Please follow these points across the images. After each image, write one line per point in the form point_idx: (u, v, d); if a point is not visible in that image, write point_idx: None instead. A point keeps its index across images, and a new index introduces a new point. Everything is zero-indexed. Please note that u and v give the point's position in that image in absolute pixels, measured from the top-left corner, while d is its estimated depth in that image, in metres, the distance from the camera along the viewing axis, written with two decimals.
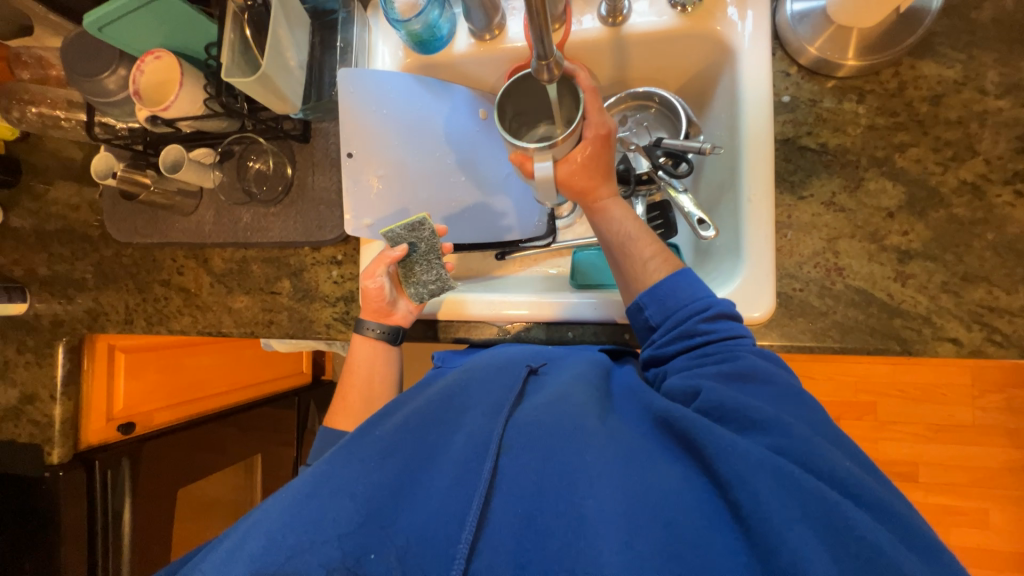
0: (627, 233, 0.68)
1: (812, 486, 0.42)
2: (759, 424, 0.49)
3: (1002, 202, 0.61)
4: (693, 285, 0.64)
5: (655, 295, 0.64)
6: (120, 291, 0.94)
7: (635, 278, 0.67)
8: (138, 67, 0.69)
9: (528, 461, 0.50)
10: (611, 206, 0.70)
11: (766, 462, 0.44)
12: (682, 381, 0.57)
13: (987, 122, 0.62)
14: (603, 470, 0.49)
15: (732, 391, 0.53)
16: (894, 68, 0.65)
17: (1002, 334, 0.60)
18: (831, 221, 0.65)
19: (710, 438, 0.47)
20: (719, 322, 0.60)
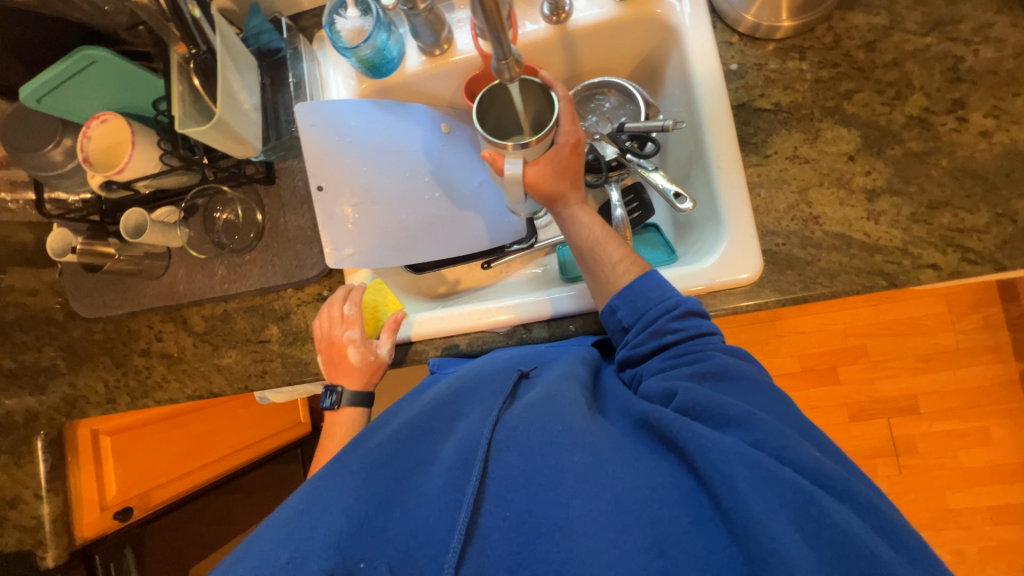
0: (596, 237, 0.70)
1: (788, 476, 0.44)
2: (733, 420, 0.50)
3: (948, 129, 0.65)
4: (662, 286, 0.63)
5: (626, 296, 0.64)
6: (97, 369, 0.89)
7: (607, 278, 0.67)
8: (84, 134, 0.67)
9: (513, 464, 0.51)
10: (576, 213, 0.71)
11: (745, 456, 0.45)
12: (658, 382, 0.58)
13: (920, 60, 0.66)
14: (587, 470, 0.48)
15: (705, 389, 0.54)
16: (826, 23, 0.69)
17: (974, 252, 0.63)
18: (799, 174, 0.68)
19: (692, 437, 0.48)
20: (689, 321, 0.60)
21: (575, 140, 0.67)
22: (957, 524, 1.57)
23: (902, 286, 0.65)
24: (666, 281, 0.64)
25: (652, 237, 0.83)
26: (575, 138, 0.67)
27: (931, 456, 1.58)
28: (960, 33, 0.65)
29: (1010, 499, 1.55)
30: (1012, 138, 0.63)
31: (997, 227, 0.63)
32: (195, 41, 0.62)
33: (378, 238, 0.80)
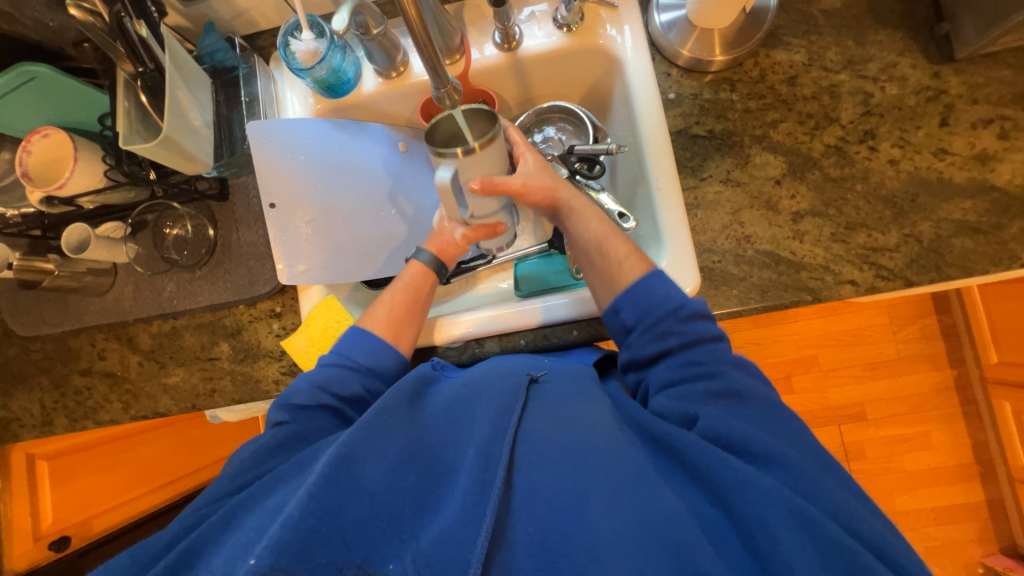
0: (598, 235, 0.69)
1: (828, 530, 0.46)
2: (761, 458, 0.52)
3: (861, 157, 0.71)
4: (665, 284, 0.65)
5: (630, 296, 0.65)
6: (32, 390, 0.85)
7: (614, 275, 0.67)
8: (24, 147, 0.66)
9: (544, 477, 0.52)
10: (585, 209, 0.71)
11: (784, 502, 0.47)
12: (673, 401, 0.59)
13: (836, 94, 0.72)
14: (616, 495, 0.50)
15: (723, 413, 0.55)
16: (754, 58, 0.75)
17: (887, 269, 0.69)
18: (731, 196, 0.73)
19: (724, 473, 0.50)
20: (692, 322, 0.62)
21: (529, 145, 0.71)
22: (904, 525, 1.64)
23: (824, 299, 0.70)
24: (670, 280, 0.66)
25: None
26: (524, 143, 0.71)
27: (879, 460, 1.67)
28: (869, 72, 0.72)
29: (950, 500, 1.64)
30: (915, 166, 0.70)
31: (905, 246, 0.69)
32: (142, 59, 0.62)
33: (332, 254, 0.80)
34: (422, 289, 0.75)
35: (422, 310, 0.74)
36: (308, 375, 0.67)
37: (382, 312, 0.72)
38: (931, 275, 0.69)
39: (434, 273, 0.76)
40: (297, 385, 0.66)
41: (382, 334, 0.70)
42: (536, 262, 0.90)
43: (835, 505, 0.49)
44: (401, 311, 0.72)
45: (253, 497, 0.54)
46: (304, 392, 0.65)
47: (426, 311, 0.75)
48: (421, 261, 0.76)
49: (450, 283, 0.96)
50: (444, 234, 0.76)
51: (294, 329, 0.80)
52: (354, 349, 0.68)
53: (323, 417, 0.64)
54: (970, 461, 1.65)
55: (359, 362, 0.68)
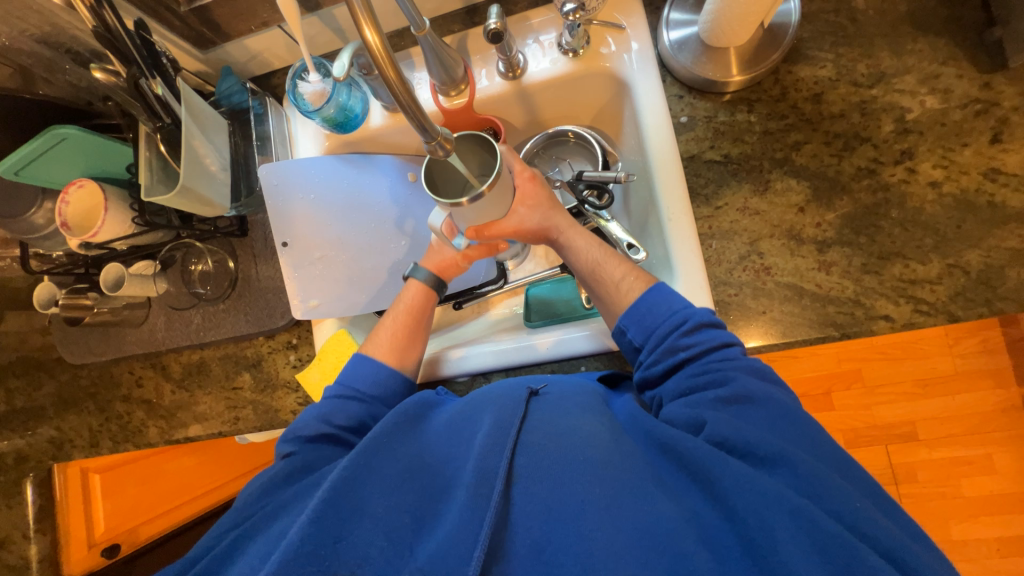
0: (595, 258, 0.70)
1: (829, 526, 0.42)
2: (766, 460, 0.48)
3: (897, 179, 0.65)
4: (668, 299, 0.63)
5: (634, 317, 0.63)
6: (82, 414, 0.92)
7: (612, 299, 0.68)
8: (62, 200, 0.71)
9: (538, 494, 0.50)
10: (576, 234, 0.73)
11: (785, 504, 0.44)
12: (680, 409, 0.56)
13: (868, 111, 0.66)
14: (610, 505, 0.47)
15: (732, 419, 0.52)
16: (774, 75, 0.70)
17: (927, 303, 0.63)
18: (749, 225, 0.68)
19: (724, 475, 0.47)
20: (699, 334, 0.60)
21: (529, 172, 0.72)
22: (962, 556, 1.51)
23: (854, 336, 0.65)
24: (674, 292, 0.64)
25: None
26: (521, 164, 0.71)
27: (933, 484, 1.54)
28: (906, 85, 0.66)
29: (1018, 530, 1.48)
30: (961, 188, 0.63)
31: (949, 278, 0.63)
32: (160, 115, 0.65)
33: (344, 287, 0.82)
34: (423, 309, 0.77)
35: (421, 328, 0.76)
36: (317, 407, 0.68)
37: (385, 335, 0.73)
38: (980, 310, 0.62)
39: (432, 293, 0.79)
40: (303, 419, 0.67)
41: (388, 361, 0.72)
42: (548, 288, 0.88)
43: (887, 541, 0.43)
44: (403, 333, 0.74)
45: (258, 526, 0.54)
46: (314, 425, 0.65)
47: (426, 327, 0.77)
48: (420, 281, 0.78)
49: (462, 308, 0.96)
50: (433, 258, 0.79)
51: (310, 360, 0.83)
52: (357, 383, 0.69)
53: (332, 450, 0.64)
54: None
55: (363, 391, 0.69)
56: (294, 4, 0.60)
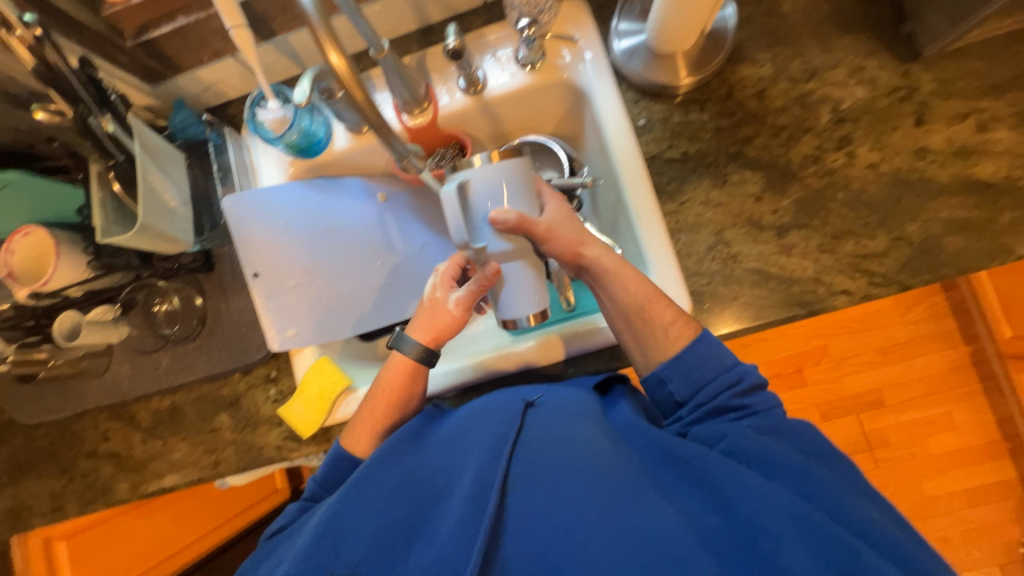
0: (640, 298, 0.62)
1: (831, 531, 0.45)
2: (783, 471, 0.51)
3: (839, 164, 0.70)
4: (719, 352, 0.61)
5: (678, 368, 0.61)
6: (41, 477, 0.86)
7: (655, 343, 0.62)
8: (7, 248, 0.66)
9: (534, 504, 0.50)
10: (621, 265, 0.64)
11: (792, 513, 0.46)
12: (710, 427, 0.57)
13: (807, 103, 0.72)
14: (610, 511, 0.48)
15: (764, 442, 0.54)
16: (719, 76, 0.74)
17: (880, 275, 0.68)
18: (713, 217, 0.72)
19: (733, 483, 0.50)
20: (752, 396, 0.58)
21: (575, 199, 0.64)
22: (937, 511, 1.60)
23: (820, 312, 0.69)
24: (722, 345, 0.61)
25: None
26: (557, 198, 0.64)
27: (903, 446, 1.63)
28: (837, 77, 0.71)
29: (981, 480, 1.59)
30: (896, 168, 0.69)
31: (896, 251, 0.68)
32: (112, 152, 0.63)
33: (321, 313, 0.80)
34: (410, 394, 0.67)
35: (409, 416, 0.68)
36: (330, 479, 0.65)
37: (364, 427, 0.67)
38: (925, 278, 0.67)
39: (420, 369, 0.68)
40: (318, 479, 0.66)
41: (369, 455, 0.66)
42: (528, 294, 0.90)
43: (901, 554, 0.46)
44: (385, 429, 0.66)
45: (259, 555, 0.59)
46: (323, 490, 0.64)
47: (413, 411, 0.69)
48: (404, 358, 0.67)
49: None
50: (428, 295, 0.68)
51: (291, 392, 0.80)
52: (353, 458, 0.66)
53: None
54: (998, 438, 1.60)
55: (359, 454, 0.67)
56: (247, 31, 0.58)
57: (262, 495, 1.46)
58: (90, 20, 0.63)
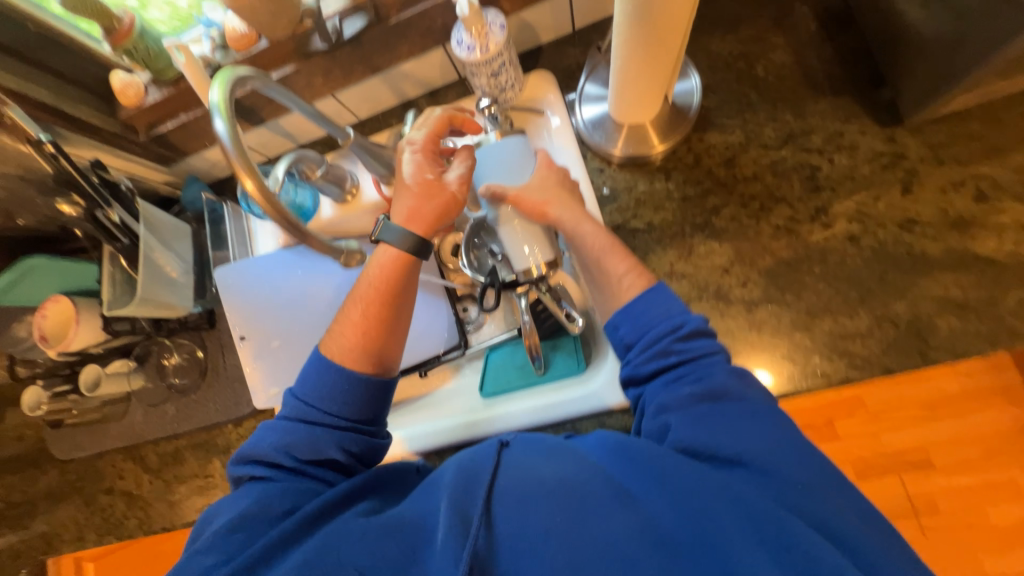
0: (600, 246, 0.61)
1: (795, 529, 0.40)
2: (739, 460, 0.45)
3: (815, 236, 0.66)
4: (668, 302, 0.56)
5: (629, 314, 0.56)
6: (69, 508, 0.96)
7: (610, 293, 0.59)
8: (41, 313, 0.77)
9: (508, 536, 0.44)
10: (578, 221, 0.63)
11: (747, 507, 0.42)
12: (655, 419, 0.52)
13: (779, 172, 0.68)
14: (578, 535, 0.42)
15: (704, 420, 0.48)
16: (686, 144, 0.73)
17: (860, 357, 0.63)
18: (677, 289, 0.70)
19: (691, 478, 0.44)
20: (695, 341, 0.53)
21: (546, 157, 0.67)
22: None
23: (792, 394, 0.64)
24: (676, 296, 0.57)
25: (565, 342, 0.85)
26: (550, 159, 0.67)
27: None
28: (812, 144, 0.68)
29: None
30: (880, 241, 0.64)
31: (880, 331, 0.62)
32: (118, 237, 0.71)
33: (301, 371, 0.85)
34: (400, 296, 0.62)
35: (400, 310, 0.62)
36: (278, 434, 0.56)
37: (350, 330, 0.61)
38: (914, 362, 0.61)
39: (408, 256, 0.62)
40: (263, 438, 0.57)
41: (347, 362, 0.59)
42: (505, 355, 0.91)
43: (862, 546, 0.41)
44: (367, 331, 0.60)
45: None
46: (267, 451, 0.56)
47: (405, 301, 0.63)
48: (393, 244, 0.62)
49: (429, 375, 0.99)
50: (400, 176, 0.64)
51: None
52: (318, 393, 0.58)
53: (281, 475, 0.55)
54: None
55: (325, 411, 0.57)
56: (219, 104, 0.66)
57: None
58: (105, 122, 0.72)
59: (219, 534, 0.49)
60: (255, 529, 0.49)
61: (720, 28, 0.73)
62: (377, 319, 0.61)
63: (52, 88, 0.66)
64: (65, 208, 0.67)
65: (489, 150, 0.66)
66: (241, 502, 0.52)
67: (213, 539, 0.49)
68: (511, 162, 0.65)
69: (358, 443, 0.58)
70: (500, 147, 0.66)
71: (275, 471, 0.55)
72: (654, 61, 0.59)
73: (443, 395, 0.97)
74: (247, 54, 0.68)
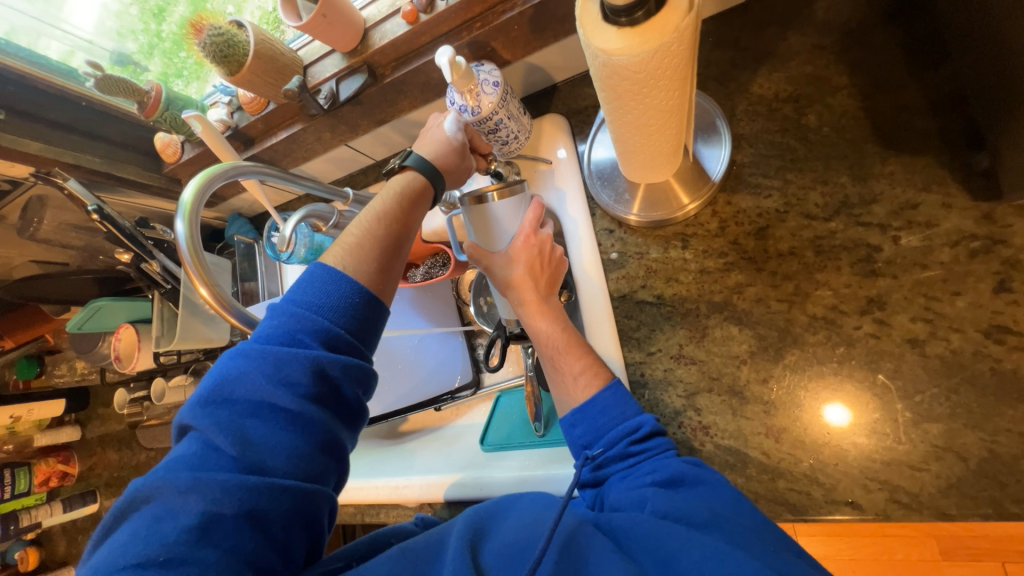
0: (555, 344, 0.62)
1: None
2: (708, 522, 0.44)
3: (863, 333, 0.54)
4: (625, 403, 0.58)
5: (584, 414, 0.59)
6: None
7: (566, 390, 0.61)
8: (117, 337, 0.90)
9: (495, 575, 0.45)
10: (534, 315, 0.63)
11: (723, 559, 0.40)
12: (627, 492, 0.52)
13: (823, 248, 0.56)
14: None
15: (664, 498, 0.48)
16: (711, 206, 0.62)
17: (907, 493, 0.51)
18: (685, 376, 0.62)
19: (667, 539, 0.44)
20: (650, 441, 0.55)
21: (530, 231, 0.63)
22: None
23: (813, 520, 0.54)
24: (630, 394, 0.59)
25: None
26: (532, 229, 0.63)
27: None
28: (873, 217, 0.54)
29: None
30: (953, 350, 0.50)
31: (939, 464, 0.50)
32: (162, 283, 0.80)
33: None
34: (417, 216, 0.56)
35: (408, 237, 0.55)
36: (261, 364, 0.44)
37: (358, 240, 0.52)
38: (983, 512, 0.48)
39: (428, 185, 0.57)
40: (239, 373, 0.44)
41: (354, 276, 0.50)
42: (515, 400, 0.91)
43: None
44: (375, 256, 0.52)
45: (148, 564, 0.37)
46: (252, 384, 0.44)
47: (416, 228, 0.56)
48: (419, 172, 0.57)
49: (443, 409, 1.00)
50: (439, 133, 0.60)
51: None
52: (322, 304, 0.47)
53: (256, 427, 0.43)
54: None
55: (329, 329, 0.47)
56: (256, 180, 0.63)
57: None
58: (151, 179, 0.80)
59: (176, 536, 0.38)
60: (221, 526, 0.39)
61: (767, 63, 0.60)
62: (388, 244, 0.53)
63: (104, 154, 0.74)
64: (122, 256, 0.75)
65: (472, 216, 0.64)
66: (199, 479, 0.39)
67: (168, 539, 0.38)
68: (492, 229, 0.64)
69: (350, 371, 0.47)
70: (487, 212, 0.63)
71: (250, 419, 0.43)
72: (654, 148, 0.48)
73: (452, 431, 0.97)
74: (259, 116, 0.70)
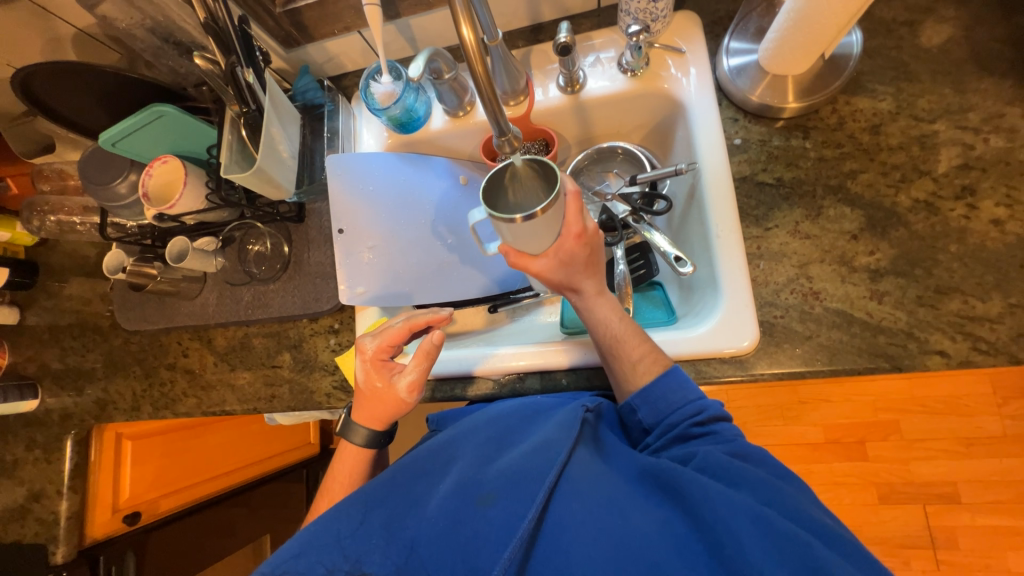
0: (613, 334, 0.63)
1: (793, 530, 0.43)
2: (748, 481, 0.49)
3: (957, 215, 0.64)
4: (684, 386, 0.59)
5: (648, 396, 0.59)
6: (127, 378, 0.97)
7: (628, 374, 0.62)
8: (147, 172, 0.76)
9: (516, 506, 0.49)
10: (590, 311, 0.64)
11: (748, 512, 0.45)
12: (681, 448, 0.56)
13: (928, 145, 0.66)
14: (587, 519, 0.48)
15: (723, 455, 0.52)
16: (831, 105, 0.71)
17: (987, 341, 0.61)
18: (799, 248, 0.68)
19: (695, 490, 0.47)
20: (712, 425, 0.56)
21: (577, 230, 0.59)
22: None
23: (910, 368, 0.62)
24: (689, 378, 0.60)
25: (651, 295, 0.83)
26: (581, 231, 0.59)
27: (975, 553, 1.37)
28: (969, 122, 0.66)
29: None
30: None
31: (1012, 318, 0.61)
32: (247, 101, 0.70)
33: (390, 280, 0.83)
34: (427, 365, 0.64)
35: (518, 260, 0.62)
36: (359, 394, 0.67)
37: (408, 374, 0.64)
38: None
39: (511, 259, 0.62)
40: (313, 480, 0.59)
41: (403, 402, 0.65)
42: None
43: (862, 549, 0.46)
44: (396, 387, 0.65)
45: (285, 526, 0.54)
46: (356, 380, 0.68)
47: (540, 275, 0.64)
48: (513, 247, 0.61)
49: (497, 313, 0.90)
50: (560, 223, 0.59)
51: (349, 345, 0.85)
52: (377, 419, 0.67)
53: None
54: None
55: (382, 359, 0.66)
56: (379, 9, 0.61)
57: (279, 450, 1.54)
58: None
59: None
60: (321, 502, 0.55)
61: None
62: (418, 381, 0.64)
63: None
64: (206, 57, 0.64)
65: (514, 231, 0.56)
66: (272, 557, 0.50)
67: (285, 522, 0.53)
68: (537, 241, 0.58)
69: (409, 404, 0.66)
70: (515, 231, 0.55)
71: None
72: None
73: (496, 332, 0.87)
74: None
